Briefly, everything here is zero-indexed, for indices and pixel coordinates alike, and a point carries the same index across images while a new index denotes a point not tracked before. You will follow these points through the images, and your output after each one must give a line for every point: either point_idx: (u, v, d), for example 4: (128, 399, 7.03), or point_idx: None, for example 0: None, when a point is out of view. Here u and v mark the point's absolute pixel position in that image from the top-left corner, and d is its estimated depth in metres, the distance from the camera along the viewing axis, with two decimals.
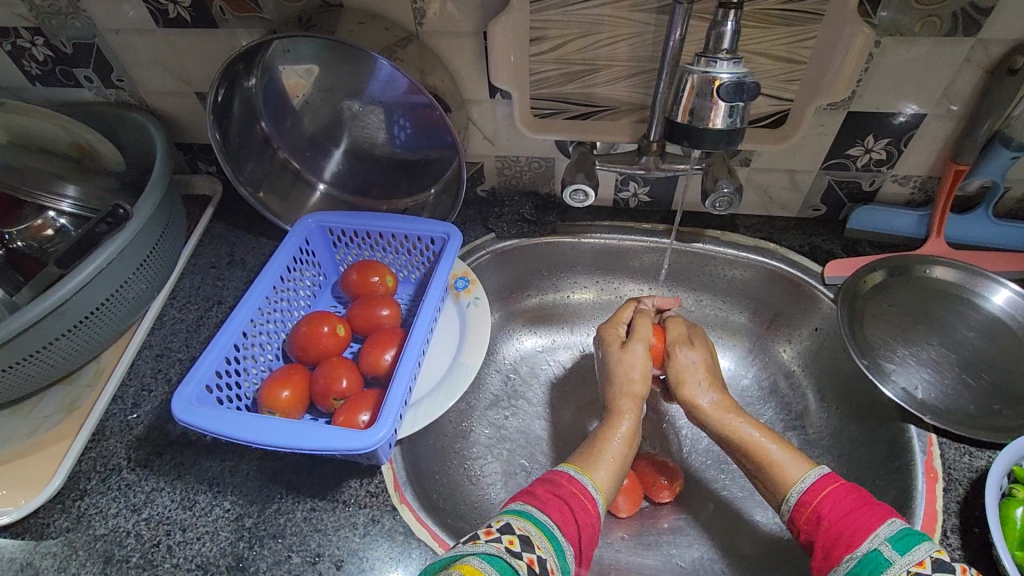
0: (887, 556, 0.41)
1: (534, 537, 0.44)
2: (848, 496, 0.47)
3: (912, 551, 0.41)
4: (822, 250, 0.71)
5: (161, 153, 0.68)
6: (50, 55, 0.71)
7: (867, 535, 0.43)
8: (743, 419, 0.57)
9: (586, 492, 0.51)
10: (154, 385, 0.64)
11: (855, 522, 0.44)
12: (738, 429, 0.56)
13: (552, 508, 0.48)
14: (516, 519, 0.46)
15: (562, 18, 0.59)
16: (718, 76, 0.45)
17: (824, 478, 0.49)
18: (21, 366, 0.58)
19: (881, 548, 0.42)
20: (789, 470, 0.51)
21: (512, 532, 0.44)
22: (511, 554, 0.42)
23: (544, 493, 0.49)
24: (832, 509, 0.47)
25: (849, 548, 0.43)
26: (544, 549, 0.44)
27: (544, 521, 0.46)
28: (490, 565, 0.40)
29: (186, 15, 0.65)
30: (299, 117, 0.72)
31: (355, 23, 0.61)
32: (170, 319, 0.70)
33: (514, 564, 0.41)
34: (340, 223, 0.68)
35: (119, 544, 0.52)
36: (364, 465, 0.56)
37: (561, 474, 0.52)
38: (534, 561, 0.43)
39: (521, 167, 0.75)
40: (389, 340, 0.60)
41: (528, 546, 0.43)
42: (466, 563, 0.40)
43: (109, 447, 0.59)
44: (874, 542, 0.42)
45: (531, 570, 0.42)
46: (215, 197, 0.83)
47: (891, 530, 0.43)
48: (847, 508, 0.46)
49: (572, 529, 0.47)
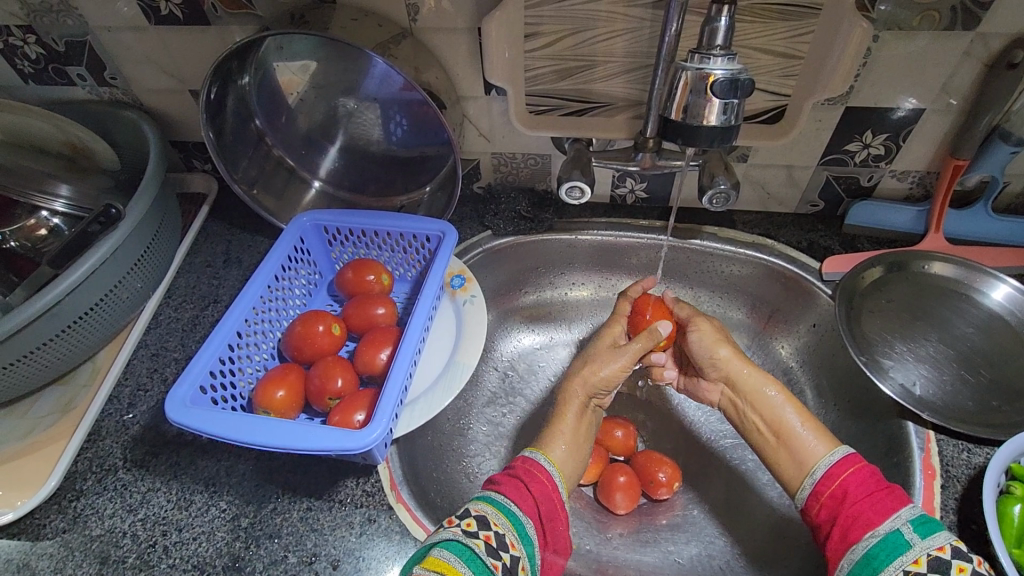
0: (907, 538, 0.42)
1: (489, 516, 0.45)
2: (871, 477, 0.48)
3: (933, 536, 0.41)
4: (820, 246, 0.70)
5: (156, 151, 0.68)
6: (43, 53, 0.71)
7: (888, 516, 0.44)
8: (780, 391, 0.57)
9: (541, 467, 0.51)
10: (150, 385, 0.64)
11: (878, 503, 0.45)
12: (768, 399, 0.56)
13: (508, 488, 0.48)
14: (474, 503, 0.47)
15: (556, 14, 0.58)
16: (712, 72, 0.44)
17: (849, 456, 0.50)
18: (16, 366, 0.58)
19: (902, 529, 0.43)
20: (815, 444, 0.52)
21: (471, 515, 0.45)
22: (468, 535, 0.43)
23: (501, 476, 0.50)
24: (854, 486, 0.47)
25: (869, 527, 0.44)
26: (502, 526, 0.45)
27: (499, 500, 0.47)
28: (447, 550, 0.42)
29: (178, 12, 0.64)
30: (293, 115, 0.72)
31: (348, 20, 0.60)
32: (166, 317, 0.70)
33: (471, 544, 0.42)
34: (335, 221, 0.68)
35: (115, 545, 0.52)
36: (360, 465, 0.56)
37: (519, 456, 0.54)
38: (491, 536, 0.44)
39: (517, 163, 0.75)
40: (384, 339, 0.60)
41: (483, 525, 0.44)
42: (427, 555, 0.42)
43: (105, 447, 0.59)
44: (896, 523, 0.43)
45: (489, 547, 0.43)
46: (209, 195, 0.82)
47: (912, 513, 0.44)
48: (873, 487, 0.46)
49: (529, 504, 0.48)
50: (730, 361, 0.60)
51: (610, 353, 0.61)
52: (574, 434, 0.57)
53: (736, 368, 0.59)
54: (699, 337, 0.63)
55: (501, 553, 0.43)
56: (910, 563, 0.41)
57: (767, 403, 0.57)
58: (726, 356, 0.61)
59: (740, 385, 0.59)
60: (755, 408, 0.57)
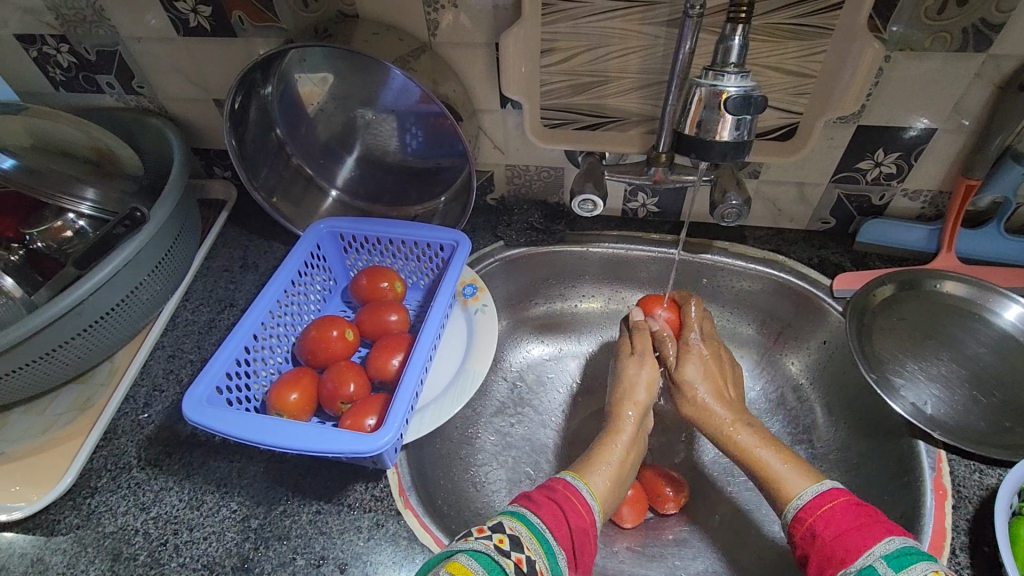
0: (880, 575, 0.40)
1: (523, 537, 0.44)
2: (847, 511, 0.46)
3: (906, 571, 0.39)
4: (831, 263, 0.71)
5: (180, 158, 0.70)
6: (74, 61, 0.73)
7: (862, 552, 0.42)
8: (754, 432, 0.56)
9: (581, 497, 0.51)
10: (166, 385, 0.65)
11: (850, 540, 0.43)
12: (746, 438, 0.56)
13: (546, 512, 0.48)
14: (508, 520, 0.46)
15: (572, 31, 0.59)
16: (725, 89, 0.45)
17: (829, 491, 0.48)
18: (37, 364, 0.59)
19: (874, 564, 0.41)
20: (793, 480, 0.51)
21: (503, 532, 0.44)
22: (498, 552, 0.42)
23: (539, 496, 0.49)
24: (830, 522, 0.46)
25: (843, 565, 0.42)
26: (534, 550, 0.44)
27: (536, 523, 0.46)
28: (475, 561, 0.41)
29: (206, 24, 0.66)
30: (313, 125, 0.74)
31: (369, 34, 0.62)
32: (183, 319, 0.72)
33: (500, 562, 0.41)
34: (350, 229, 0.69)
35: (127, 542, 0.53)
36: (369, 469, 0.57)
37: (552, 479, 0.53)
38: (523, 560, 0.43)
39: (530, 175, 0.76)
40: (396, 345, 0.61)
41: (517, 545, 0.43)
42: (453, 561, 0.41)
43: (120, 446, 0.60)
44: (869, 558, 0.41)
45: (519, 569, 0.42)
46: (229, 201, 0.84)
47: (887, 548, 0.41)
48: (849, 522, 0.45)
49: (565, 533, 0.47)
50: (707, 400, 0.60)
51: (638, 366, 0.64)
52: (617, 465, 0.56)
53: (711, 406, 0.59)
54: (683, 371, 0.62)
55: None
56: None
57: (740, 443, 0.56)
58: (706, 395, 0.60)
59: (715, 423, 0.59)
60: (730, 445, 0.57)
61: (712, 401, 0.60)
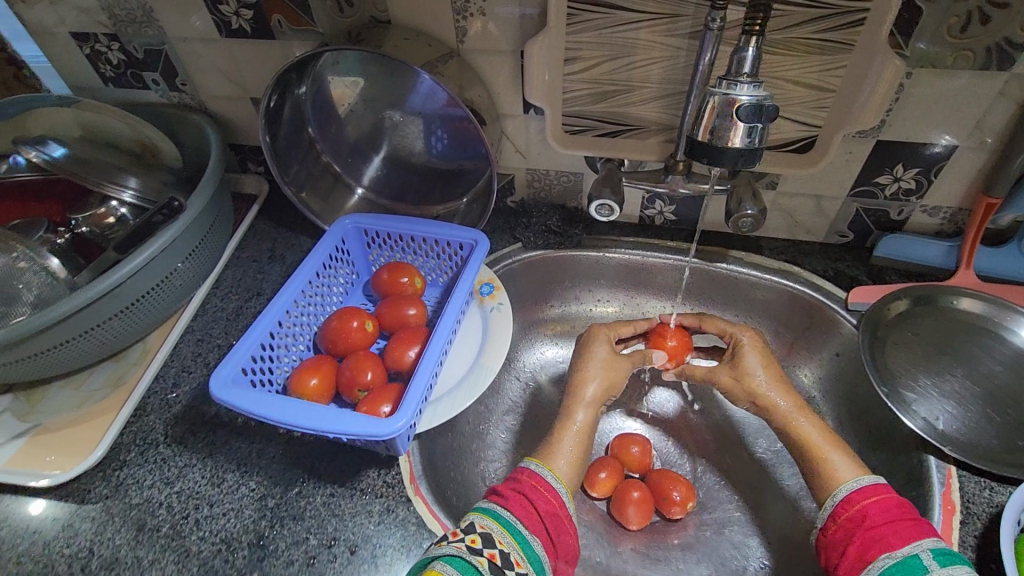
0: (926, 564, 0.42)
1: (495, 533, 0.47)
2: (896, 507, 0.48)
3: (953, 566, 0.42)
4: (846, 276, 0.71)
5: (216, 152, 0.73)
6: (123, 59, 0.78)
7: (909, 542, 0.44)
8: (808, 418, 0.59)
9: (547, 484, 0.53)
10: (194, 367, 0.68)
11: (900, 529, 0.45)
12: (804, 429, 0.58)
13: (514, 505, 0.50)
14: (479, 518, 0.48)
15: (596, 40, 0.61)
16: (738, 98, 0.46)
17: (876, 486, 0.50)
18: (75, 341, 0.63)
19: (921, 554, 0.43)
20: (846, 470, 0.53)
21: (475, 531, 0.47)
22: (472, 552, 0.45)
23: (507, 490, 0.52)
24: (876, 512, 0.48)
25: (887, 549, 0.45)
26: (507, 544, 0.46)
27: (506, 518, 0.48)
28: (450, 565, 0.43)
29: (247, 26, 0.70)
30: (343, 125, 0.77)
31: (400, 39, 0.65)
32: (213, 306, 0.75)
33: (474, 561, 0.44)
34: (374, 225, 0.71)
35: (151, 513, 0.56)
36: (382, 456, 0.59)
37: (520, 469, 0.55)
38: (496, 554, 0.46)
39: (550, 180, 0.77)
40: (413, 337, 0.63)
41: (488, 543, 0.46)
42: (430, 568, 0.44)
43: (149, 422, 0.63)
44: (916, 549, 0.44)
45: (493, 565, 0.45)
46: (260, 195, 0.88)
47: (936, 544, 0.44)
48: (899, 513, 0.47)
49: (535, 521, 0.49)
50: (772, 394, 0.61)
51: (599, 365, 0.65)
52: (576, 450, 0.59)
53: (776, 399, 0.61)
54: (745, 362, 0.63)
55: (506, 570, 0.45)
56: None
57: (796, 431, 0.58)
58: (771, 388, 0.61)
59: (775, 414, 0.60)
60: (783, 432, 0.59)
61: (778, 395, 0.61)
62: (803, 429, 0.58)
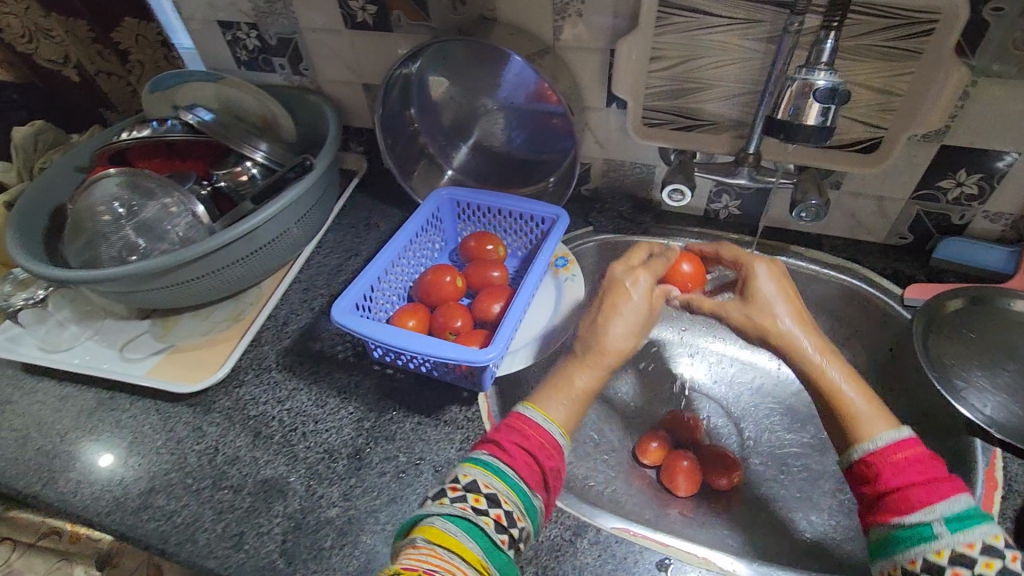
0: (936, 531, 0.40)
1: (501, 494, 0.44)
2: (919, 465, 0.44)
3: (965, 533, 0.40)
4: (904, 275, 0.75)
5: (333, 128, 0.84)
6: (259, 45, 0.90)
7: (922, 508, 0.42)
8: (830, 357, 0.52)
9: (549, 432, 0.50)
10: (300, 311, 0.78)
11: (915, 492, 0.42)
12: (829, 375, 0.51)
13: (520, 460, 0.47)
14: (483, 475, 0.45)
15: (680, 41, 0.68)
16: (815, 82, 0.52)
17: (902, 441, 0.45)
18: (208, 277, 0.74)
19: (932, 523, 0.41)
20: (873, 420, 0.48)
21: (479, 491, 0.44)
22: (476, 513, 0.43)
23: (511, 444, 0.48)
24: (905, 468, 0.44)
25: (898, 514, 0.42)
26: (511, 504, 0.44)
27: (511, 475, 0.46)
28: (454, 525, 0.42)
29: (370, 20, 0.80)
30: (441, 111, 0.86)
31: (504, 35, 0.73)
32: (317, 262, 0.85)
33: (480, 523, 0.43)
34: (466, 197, 0.80)
35: (266, 424, 0.66)
36: (464, 395, 0.67)
37: (519, 418, 0.51)
38: (502, 515, 0.44)
39: (625, 170, 0.84)
40: (498, 295, 0.70)
41: (495, 502, 0.44)
42: (432, 527, 0.42)
43: (263, 352, 0.73)
44: (928, 516, 0.41)
45: (500, 526, 0.43)
46: (360, 172, 0.98)
47: (951, 507, 0.41)
48: (929, 471, 0.43)
49: (540, 477, 0.47)
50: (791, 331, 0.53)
51: (627, 315, 0.56)
52: (584, 401, 0.54)
53: (800, 339, 0.53)
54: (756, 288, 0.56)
55: (509, 529, 0.44)
56: (932, 554, 0.40)
57: (821, 377, 0.51)
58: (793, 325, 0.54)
59: (800, 358, 0.53)
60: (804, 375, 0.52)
61: (807, 339, 0.53)
62: (832, 377, 0.51)
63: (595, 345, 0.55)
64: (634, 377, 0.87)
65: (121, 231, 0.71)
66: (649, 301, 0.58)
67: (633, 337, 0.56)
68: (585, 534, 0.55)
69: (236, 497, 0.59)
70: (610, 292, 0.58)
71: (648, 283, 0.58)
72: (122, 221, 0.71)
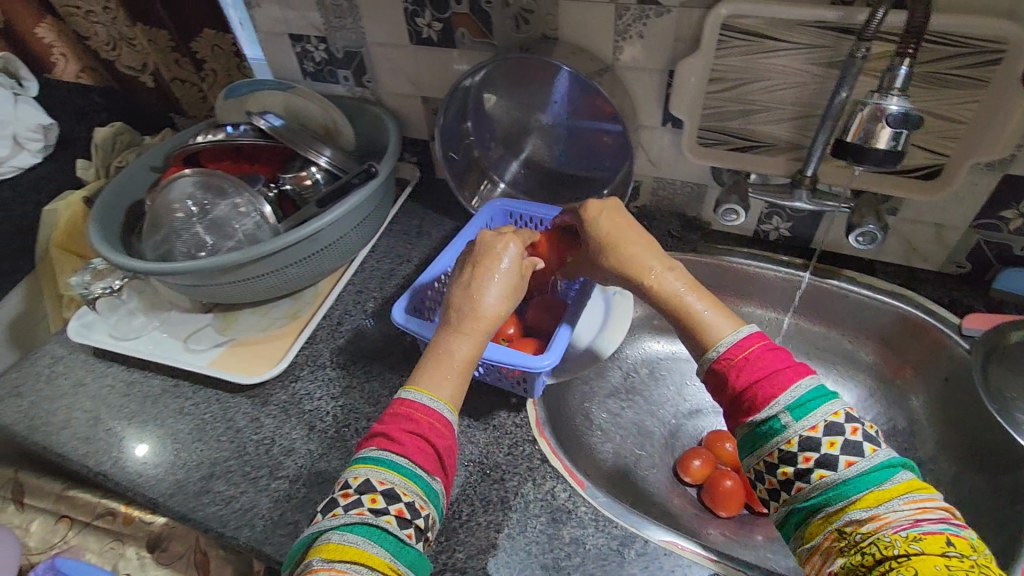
0: (784, 422, 0.43)
1: (398, 486, 0.44)
2: (766, 356, 0.47)
3: (808, 417, 0.43)
4: (962, 305, 0.74)
5: (394, 139, 0.87)
6: (326, 57, 0.94)
7: (770, 401, 0.44)
8: (669, 270, 0.57)
9: (430, 410, 0.49)
10: (354, 312, 0.81)
11: (765, 388, 0.45)
12: (670, 287, 0.56)
13: (410, 449, 0.46)
14: (376, 472, 0.44)
15: (740, 63, 0.69)
16: (888, 107, 0.52)
17: (751, 334, 0.49)
18: (270, 276, 0.77)
19: (780, 415, 0.44)
20: (722, 326, 0.51)
21: (374, 490, 0.44)
22: (374, 514, 0.42)
23: (399, 433, 0.47)
24: (755, 364, 0.47)
25: (753, 412, 0.45)
26: (411, 493, 0.44)
27: (404, 466, 0.45)
28: (350, 534, 0.41)
29: (434, 36, 0.84)
30: (497, 125, 0.89)
31: (564, 54, 0.76)
32: (370, 266, 0.88)
33: (381, 524, 0.42)
34: (520, 209, 0.82)
35: (320, 418, 0.68)
36: (513, 401, 0.68)
37: (403, 404, 0.50)
38: (402, 509, 0.43)
39: (674, 189, 0.85)
40: (550, 304, 0.72)
41: (390, 499, 0.43)
42: (327, 542, 0.41)
43: (318, 350, 0.76)
44: (774, 410, 0.44)
45: (402, 519, 0.43)
46: (413, 181, 1.02)
47: (794, 393, 0.44)
48: (774, 364, 0.46)
49: (432, 460, 0.46)
50: (651, 262, 0.58)
51: (491, 276, 0.57)
52: (465, 372, 0.54)
53: (646, 260, 0.58)
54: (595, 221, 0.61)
55: (415, 519, 0.43)
56: (784, 444, 0.43)
57: (664, 293, 0.56)
58: (636, 249, 0.59)
59: (641, 278, 0.58)
60: (653, 292, 0.57)
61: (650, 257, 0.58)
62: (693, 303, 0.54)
63: (471, 313, 0.55)
64: (676, 394, 0.86)
65: (192, 227, 0.75)
66: (519, 268, 0.58)
67: (501, 302, 0.56)
68: (631, 545, 0.55)
69: (291, 487, 0.62)
70: (482, 259, 0.58)
71: (518, 251, 0.59)
72: (194, 218, 0.75)
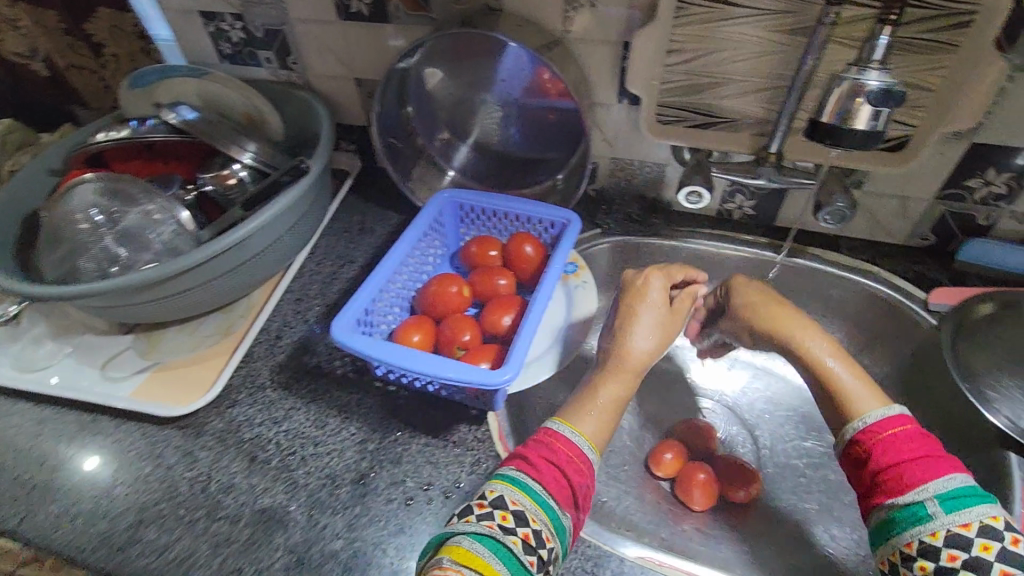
0: (930, 511, 0.41)
1: (528, 511, 0.44)
2: (913, 441, 0.45)
3: (958, 513, 0.41)
4: (928, 279, 0.72)
5: (327, 127, 0.79)
6: (243, 37, 0.84)
7: (913, 488, 0.43)
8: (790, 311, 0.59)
9: (574, 445, 0.50)
10: (294, 322, 0.74)
11: (914, 470, 0.43)
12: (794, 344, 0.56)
13: (549, 478, 0.47)
14: (510, 491, 0.46)
15: (700, 32, 0.64)
16: (868, 83, 0.48)
17: (900, 415, 0.47)
18: (194, 290, 0.69)
19: (926, 502, 0.42)
20: (867, 401, 0.50)
21: (506, 507, 0.45)
22: (504, 531, 0.43)
23: (540, 460, 0.48)
24: (906, 446, 0.45)
25: (894, 495, 0.43)
26: (540, 522, 0.44)
27: (537, 491, 0.46)
28: (481, 544, 0.42)
29: (365, 10, 0.75)
30: (441, 109, 0.81)
31: (510, 28, 0.69)
32: (310, 270, 0.81)
33: (507, 543, 0.42)
34: (471, 200, 0.76)
35: (262, 448, 0.61)
36: (473, 413, 0.63)
37: (551, 434, 0.51)
38: (530, 534, 0.43)
39: (633, 170, 0.80)
40: (509, 305, 0.67)
41: (520, 522, 0.44)
42: (457, 545, 0.42)
43: (256, 369, 0.69)
44: (921, 495, 0.42)
45: (528, 544, 0.43)
46: (352, 172, 0.93)
47: (947, 483, 0.42)
48: (928, 451, 0.45)
49: (566, 493, 0.47)
50: (756, 293, 0.62)
51: (644, 315, 0.60)
52: (612, 411, 0.55)
53: (761, 307, 0.60)
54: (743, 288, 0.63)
55: (538, 550, 0.43)
56: (928, 535, 0.41)
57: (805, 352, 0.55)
58: (752, 297, 0.62)
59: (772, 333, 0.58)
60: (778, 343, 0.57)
61: (740, 296, 0.62)
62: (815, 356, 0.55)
63: (620, 353, 0.58)
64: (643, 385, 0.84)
65: (102, 240, 0.65)
66: (668, 306, 0.61)
67: (656, 345, 0.59)
68: (608, 566, 0.51)
69: (232, 529, 0.55)
70: (631, 297, 0.62)
71: (664, 284, 0.62)
72: (101, 229, 0.65)
